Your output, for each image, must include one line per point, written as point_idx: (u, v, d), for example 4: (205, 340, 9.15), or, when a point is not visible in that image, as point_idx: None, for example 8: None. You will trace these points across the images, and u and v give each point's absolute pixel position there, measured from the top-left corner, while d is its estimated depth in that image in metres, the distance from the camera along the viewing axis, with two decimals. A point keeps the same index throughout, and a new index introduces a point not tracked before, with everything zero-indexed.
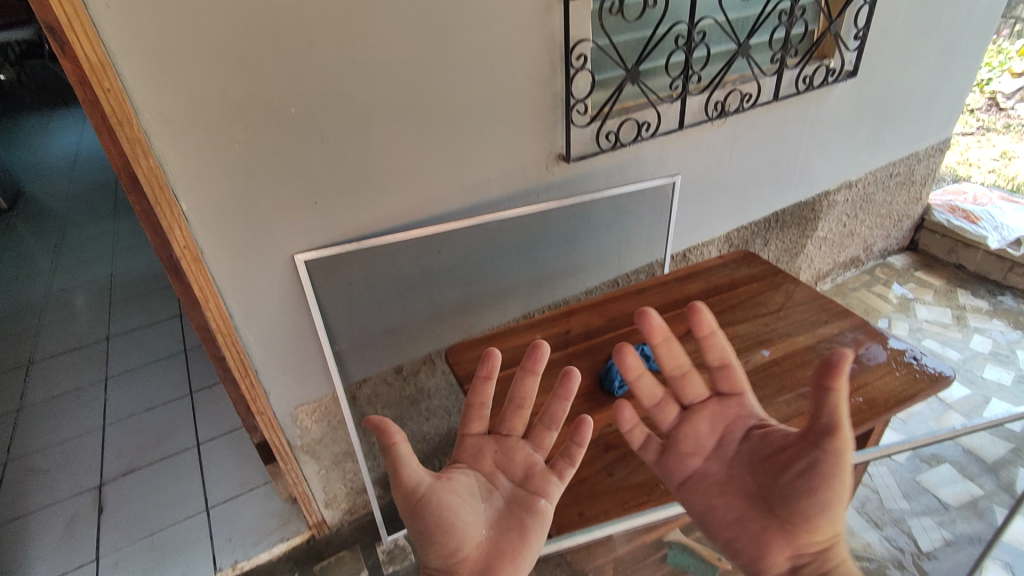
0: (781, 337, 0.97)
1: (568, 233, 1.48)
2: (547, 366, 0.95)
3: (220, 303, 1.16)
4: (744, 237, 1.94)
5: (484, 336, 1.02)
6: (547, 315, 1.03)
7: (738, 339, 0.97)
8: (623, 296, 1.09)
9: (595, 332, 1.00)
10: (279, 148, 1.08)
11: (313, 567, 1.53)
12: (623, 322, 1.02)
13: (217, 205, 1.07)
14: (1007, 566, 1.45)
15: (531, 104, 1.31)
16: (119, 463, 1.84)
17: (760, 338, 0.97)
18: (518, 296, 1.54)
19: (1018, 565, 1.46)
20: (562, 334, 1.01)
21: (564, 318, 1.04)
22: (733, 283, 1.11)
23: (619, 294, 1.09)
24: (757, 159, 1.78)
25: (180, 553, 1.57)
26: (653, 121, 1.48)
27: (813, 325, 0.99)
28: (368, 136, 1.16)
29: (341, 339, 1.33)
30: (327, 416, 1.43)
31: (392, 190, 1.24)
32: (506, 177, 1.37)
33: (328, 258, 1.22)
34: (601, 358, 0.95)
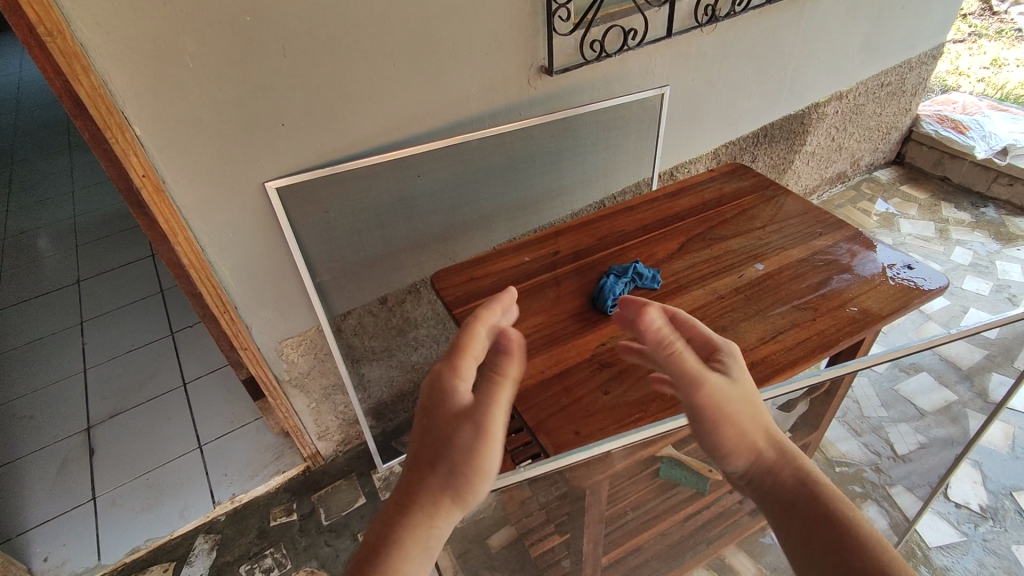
0: (774, 250, 0.95)
1: (553, 152, 1.42)
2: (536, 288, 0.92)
3: (190, 236, 1.09)
4: (731, 154, 1.89)
5: (470, 260, 0.98)
6: (534, 236, 0.99)
7: (731, 254, 0.95)
8: (613, 215, 1.05)
9: (584, 252, 0.97)
10: (237, 62, 0.99)
11: (311, 497, 1.56)
12: (613, 241, 0.99)
13: (173, 128, 0.99)
14: (976, 464, 1.52)
15: (510, 9, 1.21)
16: (105, 405, 1.82)
17: (753, 252, 0.94)
18: (502, 221, 1.49)
19: (987, 463, 1.54)
20: (550, 255, 0.97)
21: (552, 239, 1.00)
22: (725, 197, 1.08)
23: (608, 213, 1.05)
24: (747, 69, 1.70)
25: (176, 488, 1.58)
26: (640, 28, 1.39)
27: (806, 238, 0.97)
28: (334, 47, 1.06)
29: (322, 270, 1.29)
30: (313, 349, 1.40)
31: (364, 109, 1.16)
32: (487, 93, 1.28)
33: (301, 185, 1.15)
34: (593, 278, 0.92)
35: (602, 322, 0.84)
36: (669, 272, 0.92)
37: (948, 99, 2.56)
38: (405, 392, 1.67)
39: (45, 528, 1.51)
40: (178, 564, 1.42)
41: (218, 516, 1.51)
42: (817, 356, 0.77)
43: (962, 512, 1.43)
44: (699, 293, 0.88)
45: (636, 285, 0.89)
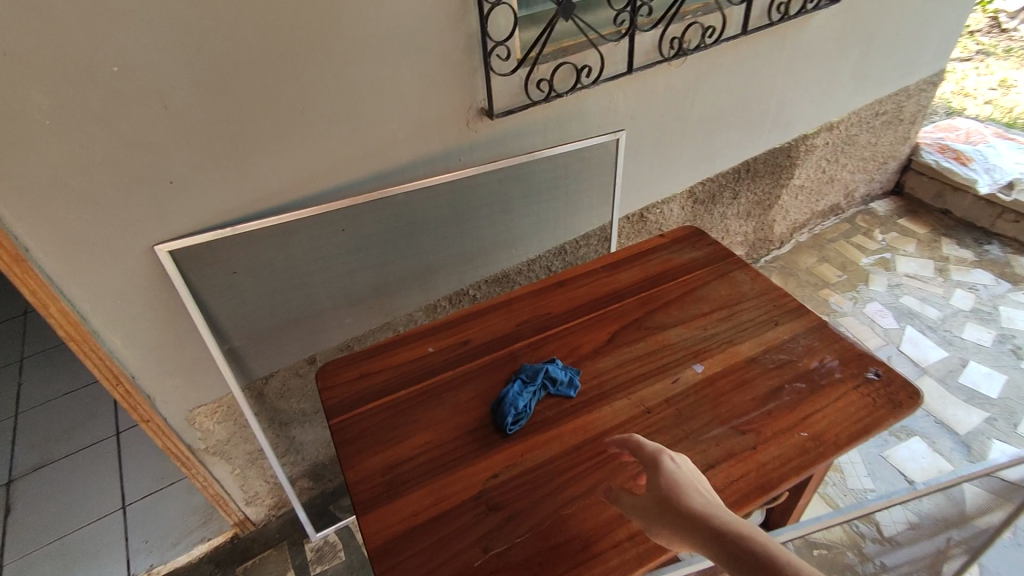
0: (719, 345, 0.80)
1: (499, 201, 1.29)
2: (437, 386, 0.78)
3: (66, 307, 0.97)
4: (709, 191, 1.73)
5: (367, 349, 0.85)
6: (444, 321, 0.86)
7: (668, 349, 0.80)
8: (540, 293, 0.91)
9: (499, 342, 0.83)
10: (106, 117, 0.86)
11: (236, 569, 1.43)
12: (535, 328, 0.85)
13: (32, 193, 0.86)
14: None
15: (442, 48, 1.07)
16: (31, 457, 1.70)
17: (694, 348, 0.80)
18: (447, 274, 1.35)
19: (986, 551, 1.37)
20: (459, 344, 0.83)
21: (465, 323, 0.87)
22: (674, 270, 0.94)
23: (536, 290, 0.91)
24: (723, 103, 1.55)
25: (93, 557, 1.45)
26: (596, 65, 1.25)
27: (758, 328, 0.82)
28: (228, 97, 0.93)
29: (233, 335, 1.16)
30: (232, 415, 1.27)
31: (271, 161, 1.02)
32: (418, 139, 1.15)
33: (199, 246, 1.02)
34: (501, 378, 0.78)
35: (500, 443, 0.70)
36: (592, 372, 0.78)
37: (951, 126, 2.40)
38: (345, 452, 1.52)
39: None
40: None
41: None
42: (754, 500, 0.63)
43: None
44: (624, 402, 0.74)
45: (548, 392, 0.75)
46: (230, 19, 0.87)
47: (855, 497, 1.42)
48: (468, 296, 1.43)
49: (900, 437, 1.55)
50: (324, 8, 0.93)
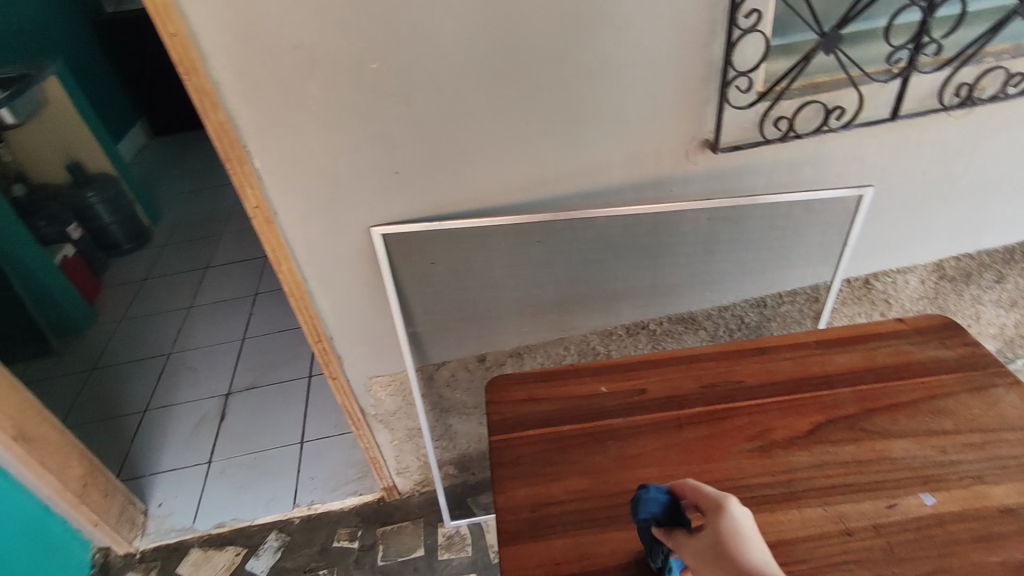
0: (960, 478, 0.64)
1: (703, 239, 1.19)
2: (601, 431, 0.73)
3: (294, 268, 1.10)
4: (965, 269, 1.43)
5: (536, 372, 0.83)
6: (621, 362, 0.81)
7: (888, 464, 0.66)
8: (735, 355, 0.81)
9: (678, 401, 0.76)
10: (360, 109, 0.95)
11: (377, 530, 1.54)
12: (721, 396, 0.76)
13: (289, 168, 0.99)
14: None
15: (677, 72, 1.01)
16: (247, 376, 2.02)
17: (924, 472, 0.65)
18: (630, 304, 1.29)
19: None
20: (632, 393, 0.78)
21: (643, 370, 0.81)
22: (909, 366, 0.77)
23: (729, 352, 0.82)
24: (1011, 166, 1.26)
25: (272, 477, 1.68)
26: (851, 105, 1.09)
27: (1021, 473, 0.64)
28: (461, 101, 0.97)
29: (419, 320, 1.23)
30: (402, 391, 1.36)
31: (485, 166, 1.06)
32: (630, 164, 1.10)
33: (408, 234, 1.10)
34: (672, 443, 0.71)
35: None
36: (784, 465, 0.67)
37: None
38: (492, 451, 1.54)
39: (168, 477, 1.72)
40: (249, 552, 1.53)
41: (294, 519, 1.58)
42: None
43: None
44: (816, 513, 0.62)
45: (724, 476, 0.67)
46: (479, 31, 0.91)
47: None
48: (647, 330, 1.33)
49: None
50: (568, 25, 0.93)
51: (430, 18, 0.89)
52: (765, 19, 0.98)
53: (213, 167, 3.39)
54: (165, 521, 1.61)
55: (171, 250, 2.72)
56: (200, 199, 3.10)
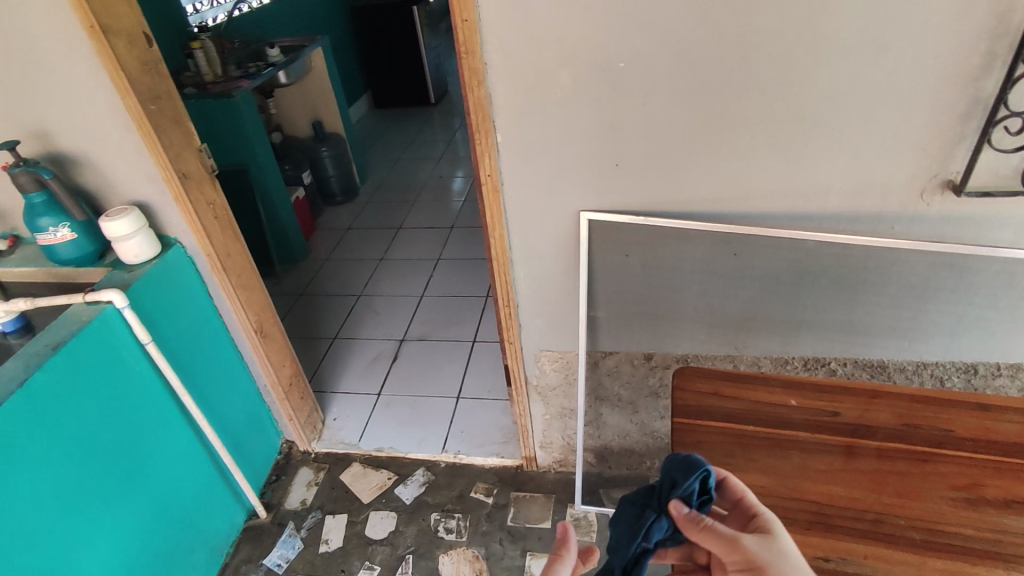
0: None
1: (918, 286, 1.12)
2: (790, 440, 0.84)
3: (504, 235, 1.23)
4: None
5: (725, 372, 0.93)
6: (814, 382, 0.89)
7: None
8: (932, 401, 0.86)
9: (867, 432, 0.84)
10: (599, 103, 1.04)
11: (511, 493, 1.65)
12: (913, 436, 0.83)
13: (524, 146, 1.12)
14: None
15: (932, 106, 0.96)
16: (420, 328, 2.25)
17: None
18: (817, 337, 1.24)
19: None
20: (824, 412, 0.86)
21: (833, 393, 0.89)
22: None
23: (924, 395, 0.87)
24: None
25: (428, 421, 1.86)
26: None
27: None
28: (694, 107, 1.02)
29: (600, 306, 1.30)
30: (566, 369, 1.44)
31: (701, 171, 1.09)
32: (853, 193, 1.07)
33: (612, 224, 1.17)
34: (859, 467, 0.81)
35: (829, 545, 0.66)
36: None
37: None
38: (634, 450, 1.57)
39: (345, 397, 1.98)
40: (399, 479, 1.72)
41: (440, 462, 1.74)
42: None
43: None
44: None
45: (915, 509, 0.76)
46: (731, 43, 0.95)
47: None
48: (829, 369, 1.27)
49: None
50: (824, 47, 0.93)
51: (686, 27, 0.95)
52: None
53: (419, 141, 3.76)
54: (337, 433, 1.87)
55: (374, 207, 3.08)
56: (404, 167, 3.47)
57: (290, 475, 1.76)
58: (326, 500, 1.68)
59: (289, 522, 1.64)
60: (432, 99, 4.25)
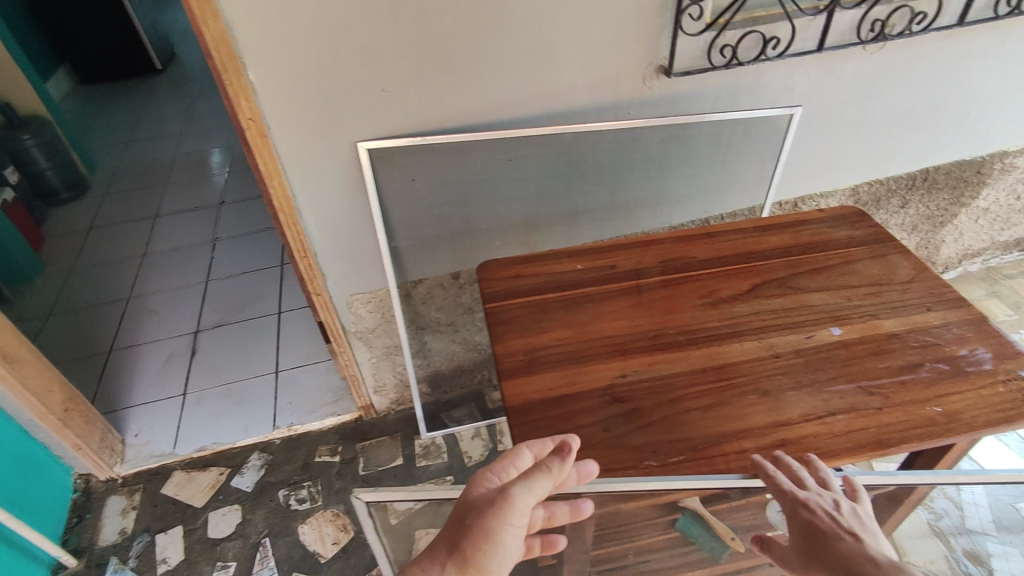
0: (888, 381, 0.73)
1: (657, 157, 1.31)
2: (678, 456, 0.66)
3: (284, 182, 1.15)
4: (874, 194, 1.62)
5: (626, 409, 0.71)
6: (834, 412, 0.70)
7: (837, 400, 0.71)
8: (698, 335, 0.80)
9: (834, 436, 0.68)
10: (348, 24, 1.00)
11: (357, 444, 1.65)
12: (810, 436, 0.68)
13: (285, 78, 1.03)
14: None
15: (638, 2, 1.11)
16: (214, 315, 2.06)
17: (866, 385, 0.73)
18: (592, 221, 1.39)
19: None
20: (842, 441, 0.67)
21: (862, 416, 0.70)
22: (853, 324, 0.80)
23: (743, 351, 0.77)
24: (915, 101, 1.44)
25: (250, 405, 1.76)
26: (786, 37, 1.22)
27: (924, 373, 0.74)
28: (444, 18, 1.04)
29: (400, 236, 1.31)
30: (381, 308, 1.45)
31: (462, 87, 1.14)
32: (595, 87, 1.21)
33: (392, 150, 1.17)
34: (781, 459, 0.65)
35: (593, 359, 0.77)
36: (727, 315, 0.82)
37: None
38: (463, 368, 1.65)
39: (144, 409, 1.76)
40: (233, 471, 1.61)
41: (275, 440, 1.67)
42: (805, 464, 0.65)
43: None
44: (753, 344, 0.78)
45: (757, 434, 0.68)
46: None
47: None
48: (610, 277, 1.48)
49: None
50: None
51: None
52: None
53: (154, 116, 3.26)
54: (145, 448, 1.66)
55: (120, 198, 2.64)
56: (143, 148, 2.99)
57: (96, 511, 1.53)
58: (151, 521, 1.50)
59: (109, 558, 1.43)
60: (158, 67, 3.66)
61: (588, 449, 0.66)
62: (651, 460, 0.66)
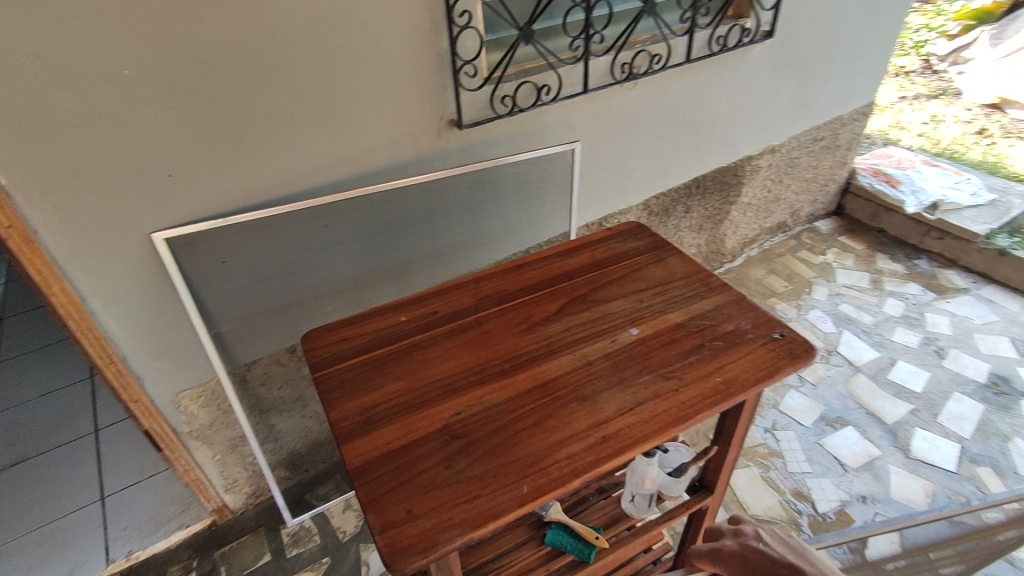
0: (681, 364, 0.85)
1: (468, 202, 1.40)
2: (516, 475, 0.70)
3: (66, 286, 1.05)
4: (662, 205, 1.88)
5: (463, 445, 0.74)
6: (644, 401, 0.79)
7: (643, 389, 0.81)
8: (519, 361, 0.87)
9: (644, 421, 0.77)
10: (115, 114, 0.96)
11: (214, 554, 1.49)
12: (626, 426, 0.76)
13: (50, 178, 0.96)
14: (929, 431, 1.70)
15: (416, 67, 1.21)
16: (10, 452, 1.75)
17: (664, 371, 0.84)
18: (420, 270, 1.45)
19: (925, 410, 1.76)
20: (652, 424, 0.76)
21: (665, 397, 0.80)
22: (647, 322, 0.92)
23: (560, 365, 0.85)
24: (673, 125, 1.71)
25: (73, 544, 1.52)
26: (555, 84, 1.40)
27: (707, 350, 0.87)
28: (223, 98, 1.04)
29: (221, 320, 1.25)
30: (215, 399, 1.36)
31: (258, 162, 1.14)
32: (394, 146, 1.28)
33: (193, 235, 1.12)
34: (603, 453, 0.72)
35: (427, 404, 0.80)
36: (543, 336, 0.91)
37: (885, 153, 2.62)
38: (320, 442, 1.59)
39: None
40: None
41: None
42: (624, 453, 0.73)
43: (920, 464, 1.62)
44: (568, 358, 0.87)
45: (582, 437, 0.75)
46: (228, 29, 0.99)
47: (793, 480, 1.61)
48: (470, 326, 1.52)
49: (835, 426, 1.74)
50: (325, 25, 1.07)
51: (178, 9, 0.93)
52: (475, 18, 1.24)
53: None
54: None
55: None
56: None
57: None
58: None
59: None
60: None
61: (432, 492, 0.68)
62: (491, 485, 0.69)
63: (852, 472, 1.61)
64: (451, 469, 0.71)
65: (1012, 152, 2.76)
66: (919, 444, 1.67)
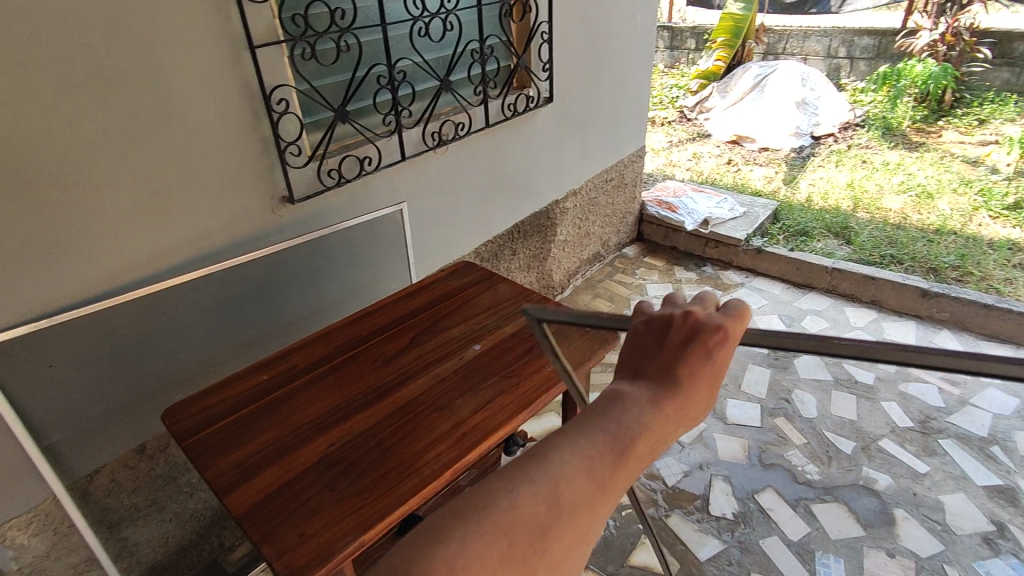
0: (519, 365, 1.02)
1: (309, 270, 1.48)
2: (395, 480, 0.80)
3: None
4: (491, 251, 2.11)
5: (342, 469, 0.82)
6: (493, 397, 0.94)
7: (490, 389, 0.96)
8: (380, 391, 0.97)
9: (496, 412, 0.92)
10: None
11: None
12: (481, 420, 0.90)
13: None
14: (743, 399, 2.06)
15: (239, 151, 1.30)
16: None
17: (506, 372, 1.00)
18: (270, 342, 1.48)
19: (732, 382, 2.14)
20: (503, 414, 0.91)
21: (510, 390, 0.96)
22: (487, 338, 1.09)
23: (418, 386, 0.98)
24: (486, 180, 1.96)
25: None
26: (375, 155, 1.57)
27: (539, 350, 1.05)
28: (39, 201, 1.04)
29: (53, 431, 1.17)
30: (51, 523, 1.24)
31: (82, 258, 1.13)
32: (228, 225, 1.34)
33: (11, 343, 1.06)
34: (466, 444, 0.86)
35: (300, 444, 0.87)
36: (399, 366, 1.02)
37: (663, 186, 3.17)
38: (183, 547, 1.49)
39: None
40: None
41: None
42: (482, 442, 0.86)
43: (735, 426, 1.96)
44: (425, 379, 0.99)
45: (447, 437, 0.87)
46: (37, 130, 1.01)
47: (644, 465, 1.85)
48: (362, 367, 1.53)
49: None
50: (143, 120, 1.13)
51: None
52: (292, 104, 1.37)
53: None
54: None
55: None
56: None
57: None
58: None
59: None
60: None
61: (319, 511, 0.76)
62: (373, 494, 0.78)
63: (687, 446, 1.90)
64: (334, 490, 0.79)
65: (753, 175, 3.51)
66: (731, 411, 2.02)
